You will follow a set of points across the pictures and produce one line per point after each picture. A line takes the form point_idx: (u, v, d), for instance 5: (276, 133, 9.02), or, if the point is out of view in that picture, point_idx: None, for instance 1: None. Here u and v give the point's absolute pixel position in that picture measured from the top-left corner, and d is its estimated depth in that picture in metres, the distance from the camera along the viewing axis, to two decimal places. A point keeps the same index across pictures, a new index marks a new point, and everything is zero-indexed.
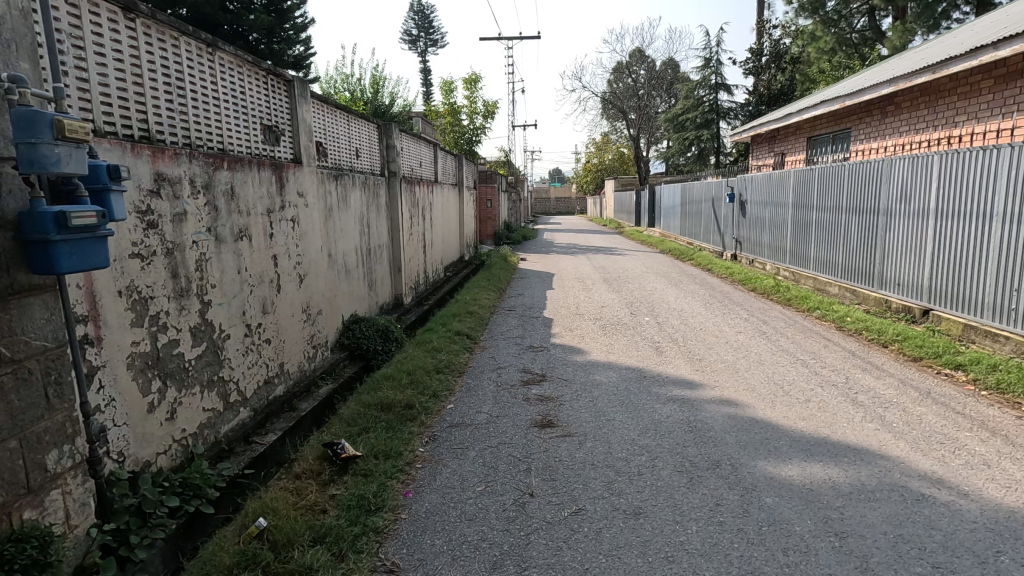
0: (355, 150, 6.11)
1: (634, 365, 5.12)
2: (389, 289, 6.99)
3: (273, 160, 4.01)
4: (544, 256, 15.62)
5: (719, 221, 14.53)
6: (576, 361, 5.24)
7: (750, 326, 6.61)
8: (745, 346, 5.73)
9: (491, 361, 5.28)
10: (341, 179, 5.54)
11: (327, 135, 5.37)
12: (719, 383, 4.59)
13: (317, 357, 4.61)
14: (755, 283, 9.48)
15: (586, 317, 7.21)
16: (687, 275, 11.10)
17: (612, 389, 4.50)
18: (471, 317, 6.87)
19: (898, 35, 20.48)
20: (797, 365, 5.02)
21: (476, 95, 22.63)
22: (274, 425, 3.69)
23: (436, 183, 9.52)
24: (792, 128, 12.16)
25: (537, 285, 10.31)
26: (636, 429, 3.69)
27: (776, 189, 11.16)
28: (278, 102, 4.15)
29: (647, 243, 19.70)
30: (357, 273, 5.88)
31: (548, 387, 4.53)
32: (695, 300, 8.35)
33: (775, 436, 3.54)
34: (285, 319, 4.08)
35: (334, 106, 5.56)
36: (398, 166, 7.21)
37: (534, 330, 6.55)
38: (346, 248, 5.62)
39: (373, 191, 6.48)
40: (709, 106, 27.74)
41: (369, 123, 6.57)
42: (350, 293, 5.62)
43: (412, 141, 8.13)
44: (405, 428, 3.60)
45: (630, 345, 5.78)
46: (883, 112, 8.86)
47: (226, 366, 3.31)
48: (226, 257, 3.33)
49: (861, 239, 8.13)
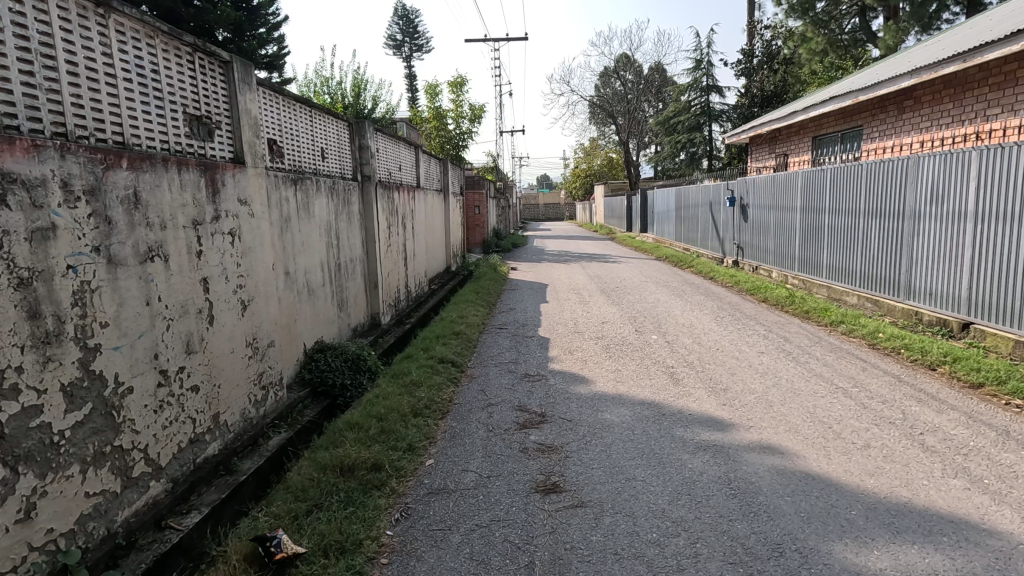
0: (321, 151, 5.30)
1: (649, 398, 4.35)
2: (363, 308, 6.18)
3: (202, 158, 3.19)
4: (536, 265, 14.84)
5: (719, 225, 13.88)
6: (579, 395, 4.46)
7: (771, 344, 5.88)
8: (772, 371, 4.99)
9: (480, 396, 4.49)
10: (302, 183, 4.74)
11: (285, 132, 4.57)
12: (754, 422, 3.83)
13: (269, 399, 3.79)
14: (766, 292, 8.77)
15: (587, 337, 6.43)
16: (689, 284, 10.38)
17: (626, 432, 3.73)
18: (457, 339, 6.07)
19: (892, 34, 19.99)
20: (838, 395, 4.29)
21: (462, 97, 21.95)
22: (201, 498, 2.87)
23: (418, 189, 8.74)
24: (795, 128, 11.57)
25: (530, 297, 9.55)
26: (665, 494, 2.91)
27: (781, 192, 10.51)
28: (210, 87, 3.33)
29: (642, 249, 19.05)
30: (322, 293, 5.06)
31: (549, 432, 3.73)
32: (704, 313, 7.61)
33: (843, 501, 2.78)
34: (221, 358, 3.25)
35: (293, 99, 4.75)
36: (373, 170, 6.40)
37: (528, 353, 5.77)
38: (309, 264, 4.80)
39: (343, 198, 5.68)
40: (701, 109, 27.32)
41: (337, 121, 5.77)
42: (313, 317, 4.79)
43: (390, 142, 7.34)
44: (370, 503, 2.79)
45: (640, 372, 5.01)
46: (899, 107, 8.25)
47: (128, 430, 2.49)
48: (127, 285, 2.52)
49: (885, 244, 7.43)
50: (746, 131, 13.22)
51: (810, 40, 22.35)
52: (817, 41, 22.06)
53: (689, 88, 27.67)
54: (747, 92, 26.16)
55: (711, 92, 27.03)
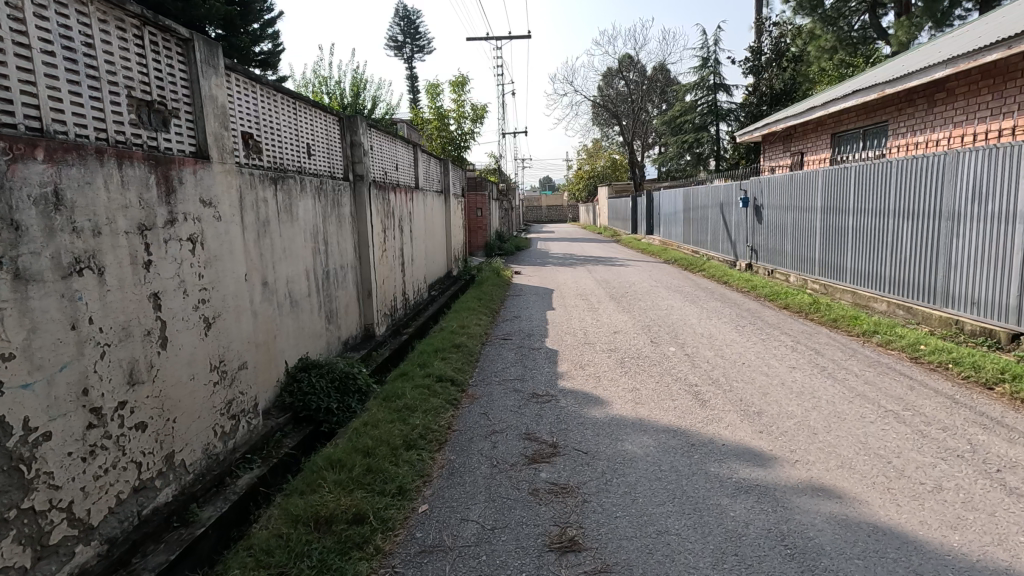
0: (307, 148, 4.80)
1: (674, 425, 3.83)
2: (356, 319, 5.68)
3: (153, 152, 2.69)
4: (540, 269, 14.32)
5: (730, 227, 13.34)
6: (594, 420, 3.95)
7: (801, 358, 5.35)
8: (808, 390, 4.47)
9: (483, 421, 3.97)
10: (284, 183, 4.24)
11: (263, 125, 4.07)
12: (800, 455, 3.30)
13: (239, 430, 3.29)
14: (787, 298, 8.24)
15: (598, 349, 5.92)
16: (703, 290, 9.85)
17: (653, 469, 3.20)
18: (457, 352, 5.56)
19: (904, 30, 19.34)
20: (890, 421, 3.76)
21: (463, 97, 21.48)
22: (146, 560, 2.37)
23: (417, 190, 8.25)
24: (812, 125, 11.04)
25: (536, 304, 9.03)
26: (707, 554, 2.40)
27: (800, 192, 9.99)
28: (165, 69, 2.83)
29: (649, 252, 18.54)
30: (307, 304, 4.56)
31: (562, 469, 3.22)
32: (723, 322, 7.08)
33: (928, 568, 2.26)
34: (177, 388, 2.75)
35: (273, 88, 4.25)
36: (366, 169, 5.90)
37: (536, 369, 5.25)
38: (291, 273, 4.29)
39: (332, 200, 5.19)
40: (707, 108, 26.77)
41: (326, 115, 5.27)
42: (295, 332, 4.29)
43: (386, 139, 6.84)
44: (349, 568, 2.28)
45: (661, 392, 4.49)
46: (930, 101, 7.74)
47: (42, 487, 2.00)
48: (41, 306, 2.02)
49: (919, 247, 6.91)
50: (760, 129, 12.69)
51: (819, 37, 21.78)
52: (827, 38, 21.46)
53: (695, 87, 27.08)
54: (755, 91, 25.52)
55: (717, 91, 26.46)
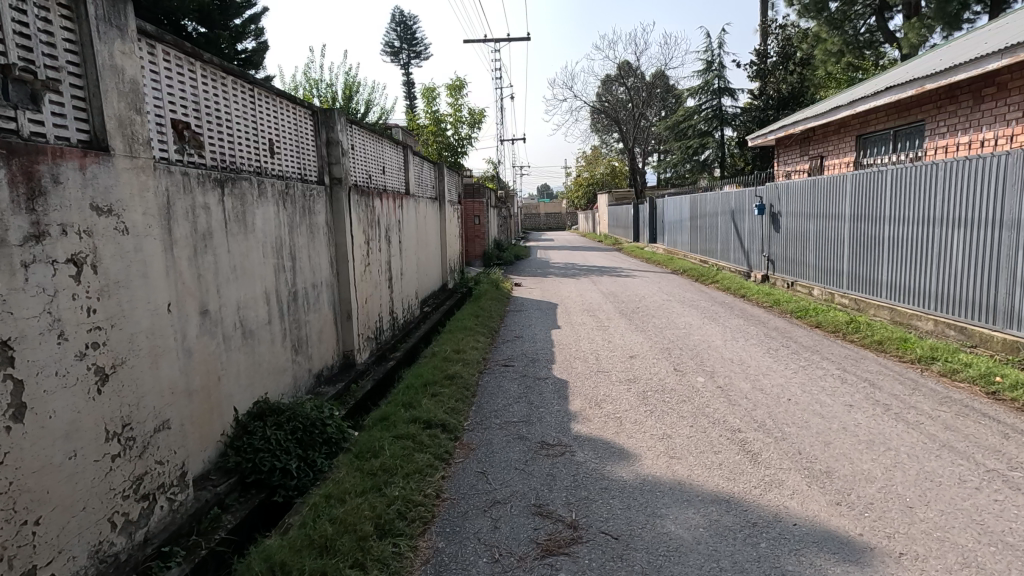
0: (270, 145, 3.99)
1: (726, 494, 2.99)
2: (331, 347, 4.84)
3: (8, 137, 1.89)
4: (541, 280, 13.51)
5: (743, 236, 12.58)
6: (622, 485, 3.13)
7: (855, 393, 4.52)
8: (878, 437, 3.66)
9: (481, 487, 3.14)
10: (235, 185, 3.43)
11: (208, 113, 3.26)
12: (903, 545, 2.48)
13: (154, 514, 2.45)
14: (817, 315, 7.43)
15: (615, 380, 5.10)
16: (720, 304, 9.06)
17: (710, 567, 2.37)
18: (450, 386, 4.73)
19: (915, 31, 18.55)
20: (1002, 489, 2.92)
21: (460, 101, 20.77)
22: None
23: (407, 196, 7.47)
24: (834, 126, 10.30)
25: (540, 321, 8.22)
26: None
27: (824, 198, 9.23)
28: (36, 21, 2.03)
29: (654, 261, 17.78)
30: (265, 334, 3.73)
31: (588, 568, 2.39)
32: (751, 344, 6.28)
33: None
34: (41, 474, 1.92)
35: (224, 69, 3.44)
36: (345, 171, 5.08)
37: (543, 407, 4.42)
38: (243, 298, 3.47)
39: (302, 207, 4.37)
40: (711, 113, 26.04)
41: (296, 108, 4.46)
42: (246, 371, 3.44)
43: (371, 139, 6.04)
44: None
45: (698, 442, 3.67)
46: (977, 96, 7.03)
47: None
48: None
49: (973, 259, 6.12)
50: (775, 132, 11.94)
51: (825, 41, 20.86)
52: (833, 41, 20.54)
53: (699, 92, 26.33)
54: (759, 95, 24.72)
55: (721, 95, 25.73)
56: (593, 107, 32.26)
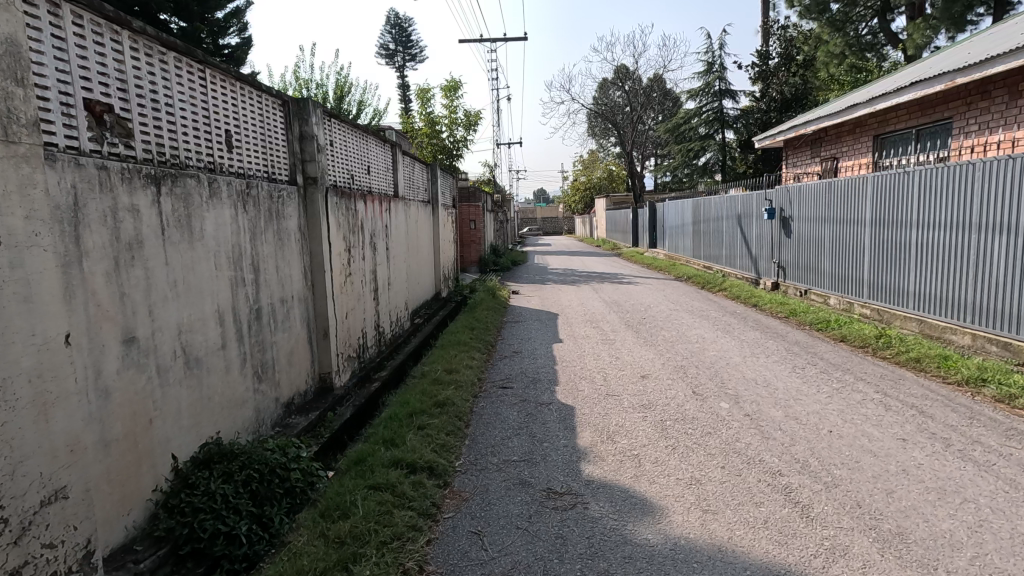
0: (227, 136, 3.39)
1: (779, 566, 2.41)
2: (303, 371, 4.22)
3: None
4: (540, 288, 12.94)
5: (751, 241, 12.03)
6: (650, 552, 2.54)
7: (904, 423, 3.93)
8: (946, 483, 3.08)
9: (474, 556, 2.54)
10: (178, 183, 2.83)
11: (139, 94, 2.66)
12: None
13: None
14: (841, 328, 6.87)
15: (627, 405, 4.52)
16: (732, 315, 8.48)
17: None
18: (440, 415, 4.13)
19: (920, 32, 18.10)
20: None
21: (455, 103, 20.26)
22: None
23: (396, 199, 6.89)
24: (848, 126, 9.79)
25: (540, 334, 7.62)
26: None
27: (840, 202, 8.69)
28: None
29: (656, 267, 17.23)
30: (217, 362, 3.12)
31: None
32: (774, 362, 5.71)
33: None
34: None
35: (164, 42, 2.84)
36: (322, 169, 4.49)
37: (548, 442, 3.82)
38: (186, 320, 2.86)
39: (267, 210, 3.76)
40: (712, 115, 25.60)
41: (261, 95, 3.86)
42: (188, 410, 2.83)
43: (353, 135, 5.45)
44: None
45: (734, 489, 3.09)
46: (1012, 91, 6.52)
47: None
48: None
49: (1012, 268, 5.57)
50: (783, 133, 11.42)
51: (827, 43, 20.47)
52: (835, 43, 20.11)
53: (699, 93, 25.87)
54: (761, 98, 24.20)
55: (722, 97, 25.33)
56: (590, 110, 31.82)
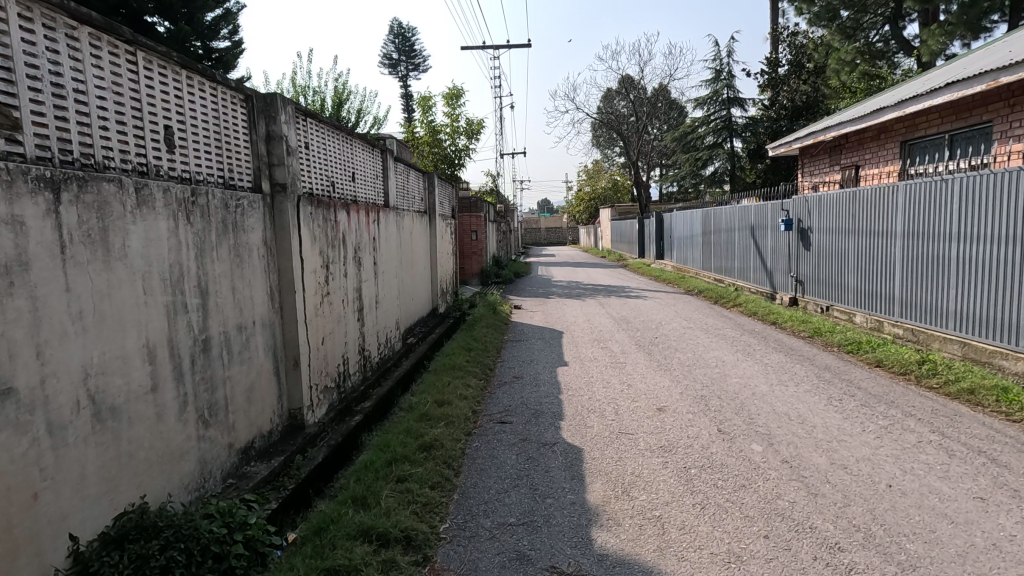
0: (169, 133, 2.84)
1: None
2: (266, 409, 3.62)
3: None
4: (544, 302, 12.34)
5: (766, 254, 11.40)
6: None
7: (977, 476, 3.30)
8: None
9: None
10: (87, 190, 2.26)
11: (31, 74, 2.09)
12: None
13: None
14: (874, 351, 6.24)
15: (643, 448, 3.90)
16: (751, 335, 7.86)
17: None
18: (425, 462, 3.52)
19: (935, 39, 17.29)
20: None
21: (457, 110, 19.80)
22: None
23: (386, 208, 6.33)
24: (872, 132, 9.22)
25: (544, 355, 7.00)
26: None
27: (866, 213, 8.09)
28: None
29: (665, 279, 16.56)
30: (146, 409, 2.53)
31: None
32: (805, 392, 5.07)
33: None
34: None
35: (73, 12, 2.28)
36: (292, 175, 3.92)
37: (551, 497, 3.21)
38: (98, 358, 2.28)
39: (222, 221, 3.20)
40: (721, 122, 24.85)
41: (217, 86, 3.30)
42: (99, 473, 2.25)
43: (335, 136, 4.90)
44: None
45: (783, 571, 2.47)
46: None
47: None
48: None
49: None
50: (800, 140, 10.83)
51: (838, 50, 19.54)
52: (847, 50, 19.21)
53: (707, 102, 25.32)
54: (771, 106, 23.72)
55: (730, 105, 24.76)
56: (596, 119, 31.34)
